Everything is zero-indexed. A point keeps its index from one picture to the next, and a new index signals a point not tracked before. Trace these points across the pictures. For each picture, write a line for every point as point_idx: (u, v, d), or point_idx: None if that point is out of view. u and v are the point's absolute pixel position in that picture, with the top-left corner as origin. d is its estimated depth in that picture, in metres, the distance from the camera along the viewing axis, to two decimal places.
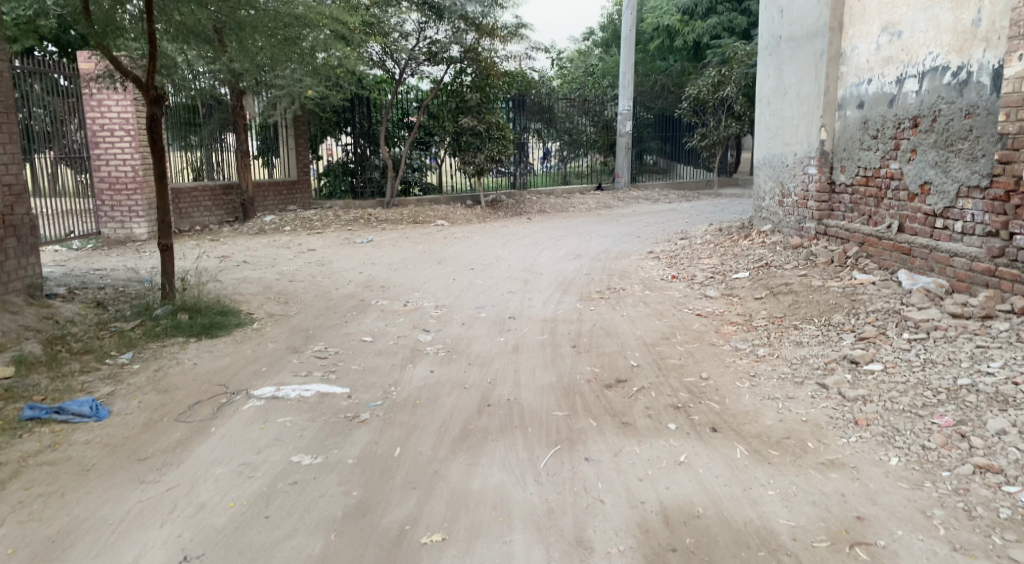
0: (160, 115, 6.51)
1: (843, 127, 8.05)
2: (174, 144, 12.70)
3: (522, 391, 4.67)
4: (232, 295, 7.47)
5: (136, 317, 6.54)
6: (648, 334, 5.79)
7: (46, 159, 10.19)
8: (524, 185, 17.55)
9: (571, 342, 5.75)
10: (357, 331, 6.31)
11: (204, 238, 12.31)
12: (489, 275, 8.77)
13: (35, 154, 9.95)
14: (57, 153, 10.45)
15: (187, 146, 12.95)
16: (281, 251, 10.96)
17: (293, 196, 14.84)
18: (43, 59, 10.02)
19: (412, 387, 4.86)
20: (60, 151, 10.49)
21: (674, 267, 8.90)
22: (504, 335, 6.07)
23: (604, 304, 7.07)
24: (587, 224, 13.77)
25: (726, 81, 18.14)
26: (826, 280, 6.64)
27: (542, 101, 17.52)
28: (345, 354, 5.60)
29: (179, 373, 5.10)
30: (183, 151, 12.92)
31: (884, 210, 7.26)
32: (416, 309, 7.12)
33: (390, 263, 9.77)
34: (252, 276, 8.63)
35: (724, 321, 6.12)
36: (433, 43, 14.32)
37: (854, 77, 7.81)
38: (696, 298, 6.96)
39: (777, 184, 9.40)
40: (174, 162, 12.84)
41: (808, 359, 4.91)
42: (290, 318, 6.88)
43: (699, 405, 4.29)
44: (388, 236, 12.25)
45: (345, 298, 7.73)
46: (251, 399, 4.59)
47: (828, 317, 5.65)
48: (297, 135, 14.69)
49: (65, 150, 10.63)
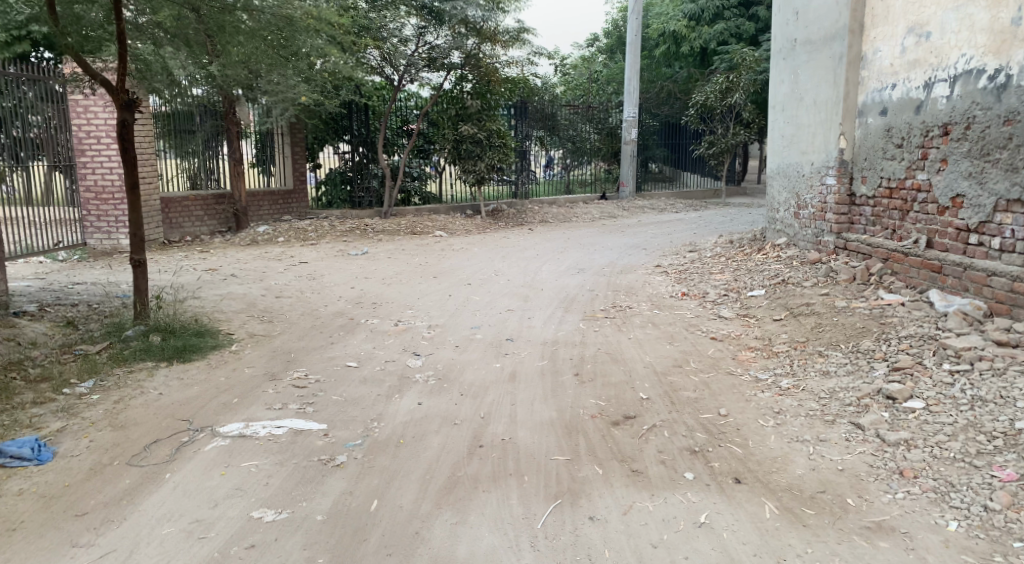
0: (131, 122, 6.05)
1: (864, 135, 7.57)
2: (167, 151, 12.39)
3: (519, 429, 4.18)
4: (212, 314, 6.99)
5: (105, 339, 6.04)
6: (658, 361, 5.31)
7: (40, 168, 9.85)
8: (526, 194, 17.08)
9: (574, 370, 5.26)
10: (342, 355, 5.83)
11: (194, 249, 11.86)
12: (487, 292, 8.29)
13: (29, 163, 9.61)
14: (51, 160, 10.04)
15: (184, 155, 12.67)
16: (272, 263, 10.51)
17: (289, 206, 14.39)
18: (40, 66, 9.67)
19: (397, 422, 4.37)
20: (55, 159, 10.14)
21: (683, 283, 8.41)
22: (500, 361, 5.59)
23: (609, 324, 6.59)
24: (591, 235, 13.30)
25: (734, 88, 17.87)
26: (850, 300, 6.14)
27: (545, 109, 17.10)
28: (327, 382, 5.12)
29: (141, 406, 4.61)
30: (179, 159, 12.63)
31: (910, 223, 6.78)
32: (408, 329, 6.64)
33: (384, 277, 9.30)
34: (236, 291, 8.15)
35: (739, 346, 5.63)
36: (433, 48, 13.88)
37: (876, 82, 7.34)
38: (708, 319, 6.47)
39: (792, 195, 8.93)
40: (167, 170, 12.52)
41: (838, 392, 4.41)
42: (273, 339, 6.41)
43: (719, 449, 3.80)
44: (384, 248, 11.81)
45: (333, 316, 7.25)
46: (216, 438, 4.09)
47: (856, 343, 5.15)
48: (294, 141, 14.15)
49: (59, 157, 10.28)
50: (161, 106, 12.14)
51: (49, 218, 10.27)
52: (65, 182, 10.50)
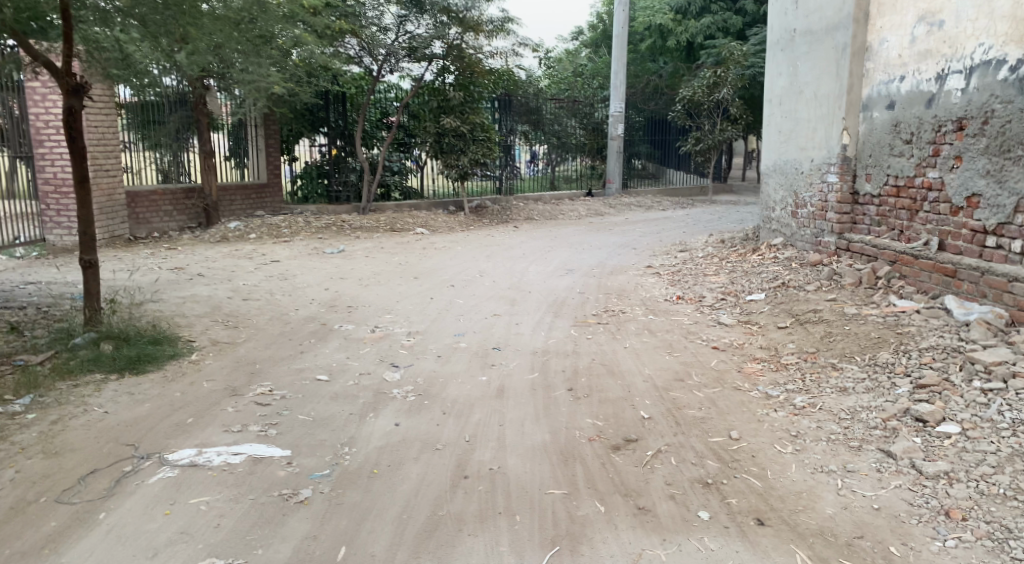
0: (78, 107, 5.47)
1: (869, 130, 7.18)
2: (136, 143, 11.84)
3: (508, 456, 3.73)
4: (172, 319, 6.45)
5: (51, 347, 5.48)
6: (659, 374, 4.87)
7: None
8: (510, 191, 16.52)
9: (567, 384, 4.80)
10: (311, 367, 5.32)
11: (161, 246, 11.27)
12: (471, 294, 7.80)
13: None
14: (14, 151, 9.78)
15: (155, 146, 12.12)
16: (242, 261, 9.99)
17: (263, 201, 13.81)
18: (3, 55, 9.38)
19: (370, 448, 3.89)
20: (16, 150, 9.80)
21: (677, 285, 7.99)
22: (486, 374, 5.12)
23: (602, 332, 6.14)
24: (578, 233, 12.87)
25: (721, 83, 17.50)
26: (860, 307, 5.74)
27: (529, 103, 16.65)
28: (294, 399, 4.62)
29: (81, 427, 4.08)
30: (150, 151, 12.09)
31: (919, 224, 6.40)
32: (386, 336, 6.15)
33: (361, 278, 8.80)
34: (201, 293, 7.61)
35: (744, 356, 5.21)
36: (414, 38, 13.31)
37: (882, 74, 6.96)
38: (708, 326, 6.05)
39: (790, 193, 8.54)
40: (134, 163, 11.88)
41: (859, 412, 4.00)
42: (238, 348, 5.89)
43: (735, 482, 3.38)
44: (362, 246, 11.30)
45: (304, 321, 6.73)
46: (163, 468, 3.57)
47: (872, 355, 4.75)
48: (269, 135, 13.59)
49: (21, 150, 9.91)
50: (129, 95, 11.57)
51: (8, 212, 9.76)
52: (28, 177, 10.07)
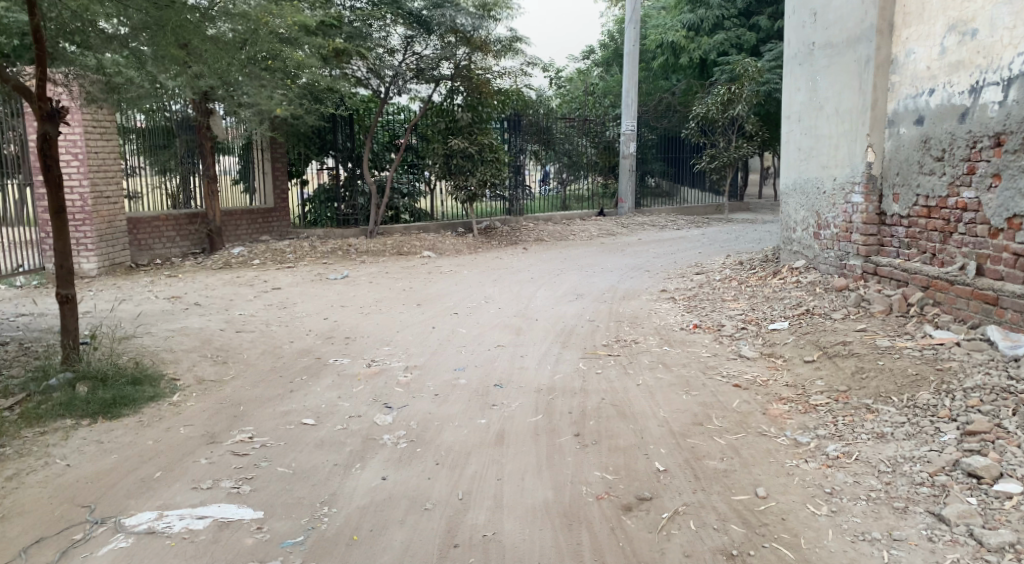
0: (54, 135, 5.19)
1: (896, 147, 6.76)
2: (147, 168, 11.67)
3: (505, 521, 3.34)
4: (157, 354, 6.10)
5: (24, 389, 5.13)
6: (675, 417, 4.43)
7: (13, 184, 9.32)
8: (521, 211, 16.18)
9: (574, 429, 4.38)
10: (298, 409, 4.93)
11: (162, 274, 11.00)
12: (474, 323, 7.41)
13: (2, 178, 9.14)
14: (24, 177, 9.47)
15: (165, 171, 11.94)
16: (242, 289, 9.70)
17: (270, 225, 13.55)
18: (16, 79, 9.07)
19: (352, 507, 3.51)
20: (27, 176, 9.51)
21: (694, 312, 7.54)
22: (486, 416, 4.70)
23: (613, 366, 5.71)
24: (590, 254, 12.45)
25: (736, 99, 17.09)
26: (894, 338, 5.26)
27: (539, 122, 16.34)
28: (275, 448, 4.24)
29: (37, 485, 3.73)
30: (160, 176, 11.91)
31: (954, 247, 5.95)
32: (382, 372, 5.77)
33: (361, 305, 8.44)
34: (193, 325, 7.26)
35: (768, 396, 4.74)
36: (422, 59, 13.07)
37: (909, 87, 6.54)
38: (727, 359, 5.61)
39: (811, 214, 8.11)
40: (141, 188, 11.71)
41: (902, 464, 3.55)
42: (224, 387, 5.53)
43: (762, 553, 2.97)
44: (366, 271, 10.97)
45: (297, 355, 6.37)
46: (117, 536, 3.21)
47: (911, 395, 4.29)
48: (275, 158, 13.37)
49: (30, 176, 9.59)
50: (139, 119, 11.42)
51: (14, 239, 9.48)
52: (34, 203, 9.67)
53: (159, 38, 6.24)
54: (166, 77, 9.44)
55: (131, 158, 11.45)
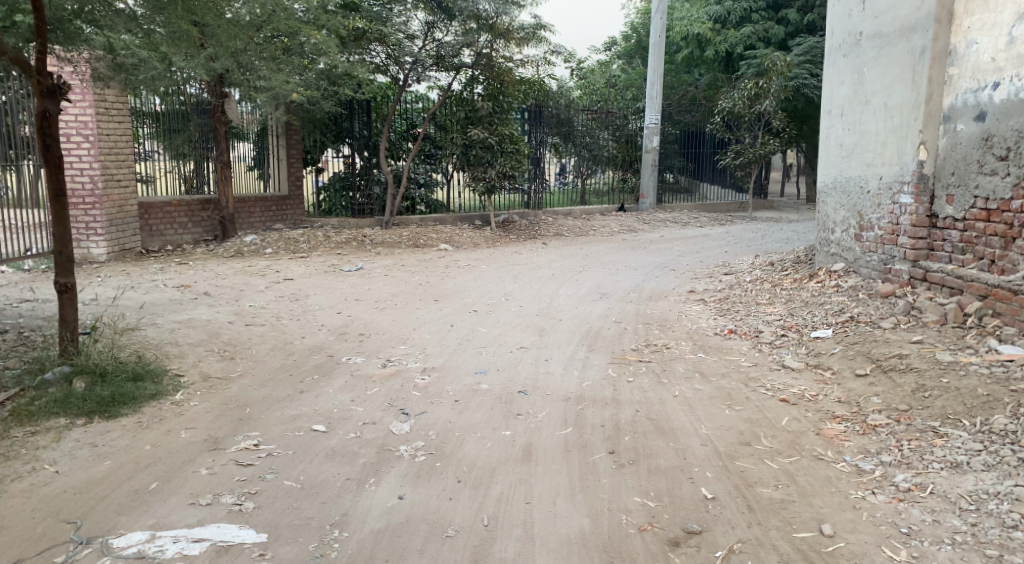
0: (54, 112, 4.84)
1: (951, 144, 6.30)
2: (160, 152, 11.36)
3: (537, 555, 2.98)
4: (162, 348, 5.79)
5: (17, 384, 4.80)
6: (720, 436, 4.04)
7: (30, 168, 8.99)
8: (539, 204, 15.74)
9: (608, 446, 4.00)
10: (308, 413, 4.59)
11: (172, 261, 10.70)
12: (495, 322, 7.02)
13: (21, 161, 8.83)
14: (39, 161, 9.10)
15: (178, 155, 11.65)
16: (252, 279, 9.36)
17: (283, 213, 13.24)
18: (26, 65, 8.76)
19: (366, 531, 3.16)
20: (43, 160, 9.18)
21: (727, 316, 7.14)
22: (510, 427, 4.33)
23: (646, 374, 5.32)
24: (612, 251, 12.04)
25: (763, 94, 16.57)
26: (956, 352, 4.82)
27: (560, 114, 15.91)
28: (282, 458, 3.89)
29: (20, 495, 3.41)
30: (174, 161, 11.62)
31: (1017, 253, 5.52)
32: (398, 374, 5.40)
33: (376, 300, 8.09)
34: (199, 317, 6.93)
35: (820, 413, 4.33)
36: (442, 46, 12.65)
37: (968, 79, 6.09)
38: (770, 371, 5.19)
39: (853, 214, 7.65)
40: (153, 172, 11.35)
41: (986, 501, 3.16)
42: (230, 386, 5.19)
43: None
44: (380, 263, 10.61)
45: (309, 352, 6.02)
46: (104, 561, 2.88)
47: (986, 419, 3.87)
48: (290, 144, 13.06)
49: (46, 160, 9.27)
50: (156, 102, 11.18)
51: (28, 221, 9.14)
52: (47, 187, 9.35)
53: (170, 16, 5.96)
54: (183, 59, 9.21)
55: (144, 142, 11.13)
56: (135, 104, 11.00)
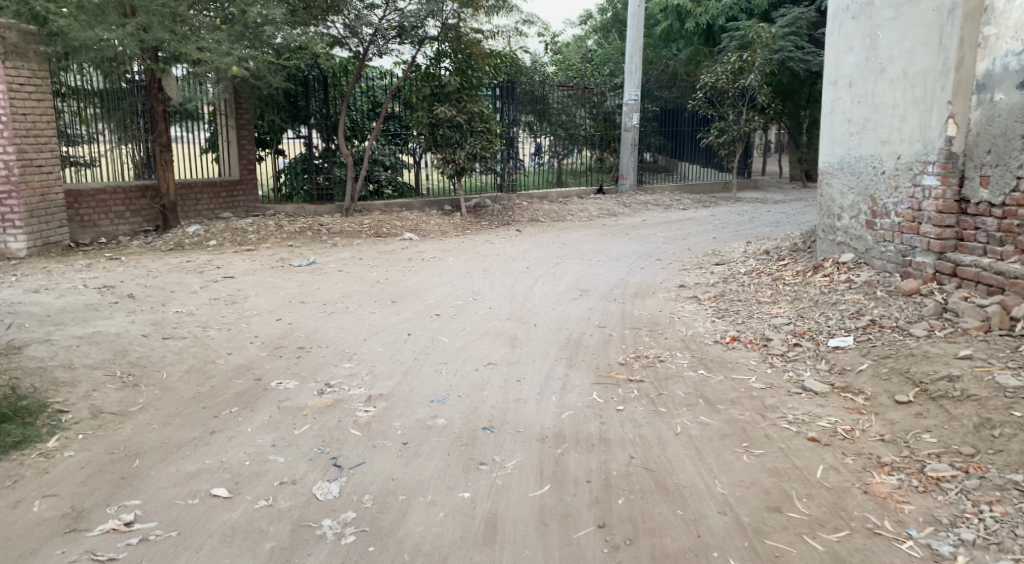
0: None
1: (987, 117, 5.38)
2: (106, 134, 10.39)
3: None
4: (48, 374, 4.74)
5: None
6: (740, 498, 3.13)
7: None
8: (512, 187, 14.65)
9: (597, 515, 3.05)
10: (212, 468, 3.58)
11: (101, 255, 9.53)
12: (460, 329, 6.03)
13: None
14: None
15: (125, 137, 10.62)
16: (187, 277, 8.26)
17: (234, 200, 12.02)
18: None
19: None
20: None
21: (726, 318, 6.22)
22: (470, 485, 3.35)
23: (639, 399, 4.36)
24: (592, 239, 11.06)
25: (748, 68, 15.60)
26: (1018, 370, 3.92)
27: (534, 90, 14.81)
28: (159, 547, 2.91)
29: None
30: (121, 143, 10.58)
31: None
32: (336, 404, 4.40)
33: (326, 302, 7.05)
34: (109, 328, 5.85)
35: (863, 459, 3.43)
36: (405, 16, 11.41)
37: (1010, 40, 5.15)
38: (788, 396, 4.26)
39: (864, 198, 6.75)
40: (96, 154, 10.33)
41: None
42: (124, 426, 4.16)
43: None
44: (335, 256, 9.53)
45: (231, 375, 4.99)
46: None
47: None
48: (240, 124, 11.77)
49: None
50: (98, 82, 10.15)
51: None
52: None
53: None
54: None
55: (93, 125, 10.20)
56: (82, 83, 10.00)
